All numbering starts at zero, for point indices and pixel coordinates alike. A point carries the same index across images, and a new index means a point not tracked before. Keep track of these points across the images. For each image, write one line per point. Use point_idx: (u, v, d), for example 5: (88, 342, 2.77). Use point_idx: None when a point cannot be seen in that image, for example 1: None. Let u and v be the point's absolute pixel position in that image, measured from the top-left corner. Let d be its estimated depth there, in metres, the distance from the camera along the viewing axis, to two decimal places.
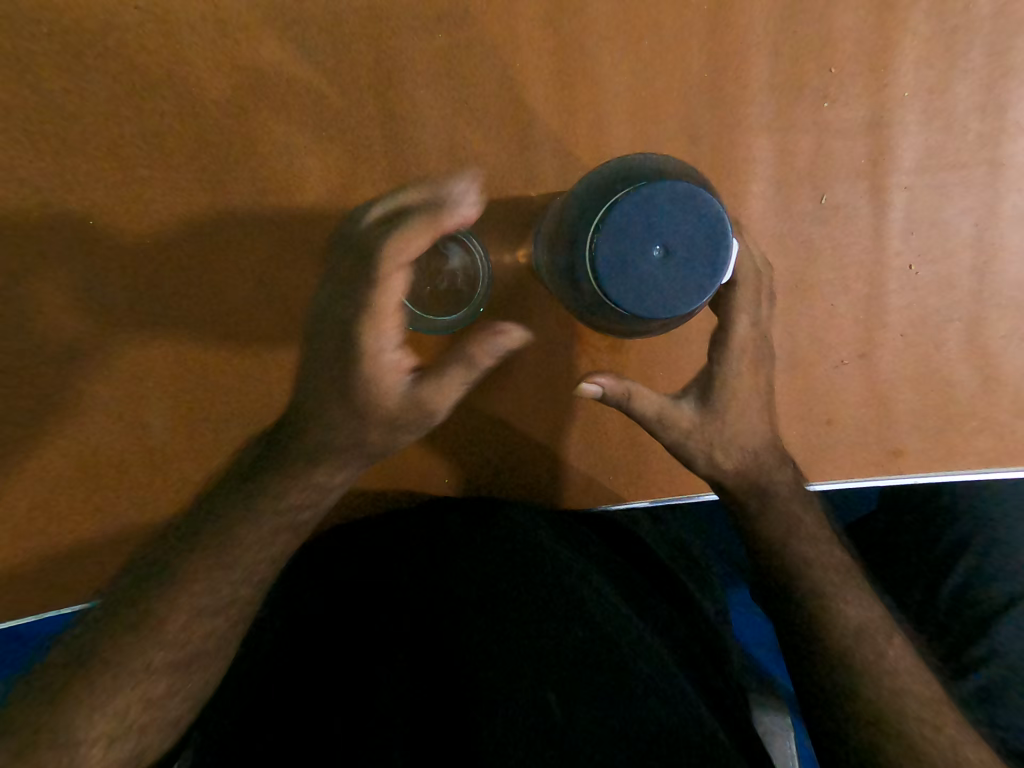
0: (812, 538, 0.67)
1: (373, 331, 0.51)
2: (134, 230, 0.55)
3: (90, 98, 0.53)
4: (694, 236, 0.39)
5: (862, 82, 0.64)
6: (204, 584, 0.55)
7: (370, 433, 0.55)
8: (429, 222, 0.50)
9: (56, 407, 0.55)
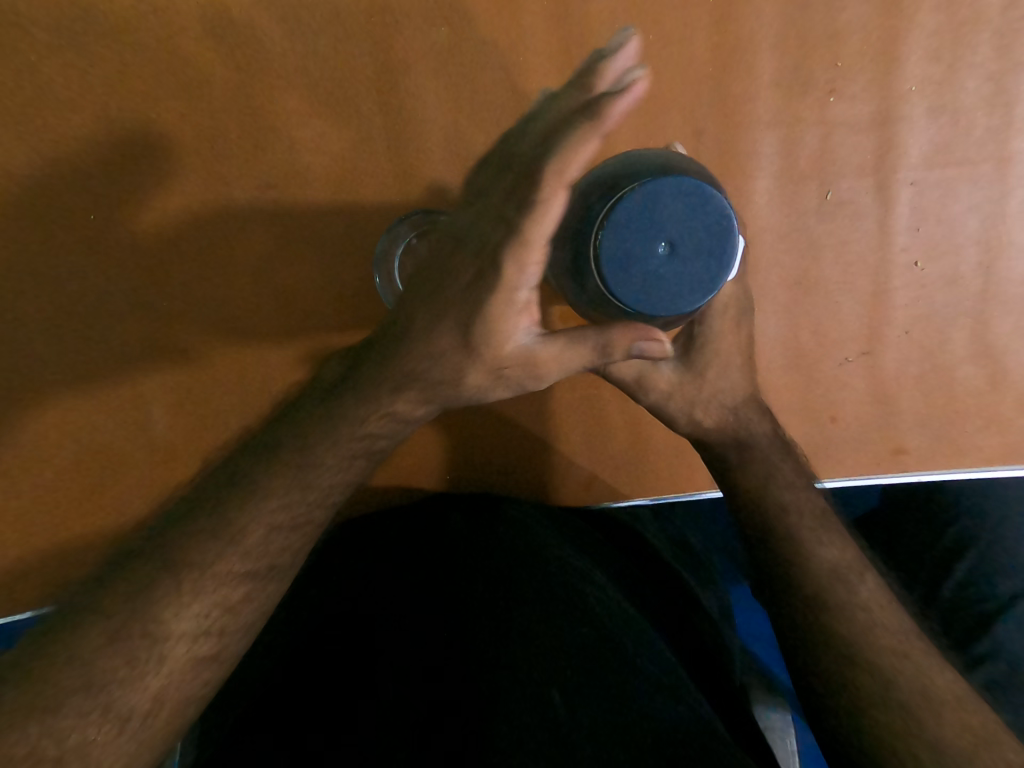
0: (795, 480, 0.62)
1: (515, 269, 0.42)
2: (135, 224, 0.56)
3: (93, 96, 0.53)
4: (698, 231, 0.39)
5: (869, 76, 0.63)
6: (283, 503, 0.48)
7: (461, 385, 0.48)
8: (592, 122, 0.37)
9: (61, 398, 0.57)
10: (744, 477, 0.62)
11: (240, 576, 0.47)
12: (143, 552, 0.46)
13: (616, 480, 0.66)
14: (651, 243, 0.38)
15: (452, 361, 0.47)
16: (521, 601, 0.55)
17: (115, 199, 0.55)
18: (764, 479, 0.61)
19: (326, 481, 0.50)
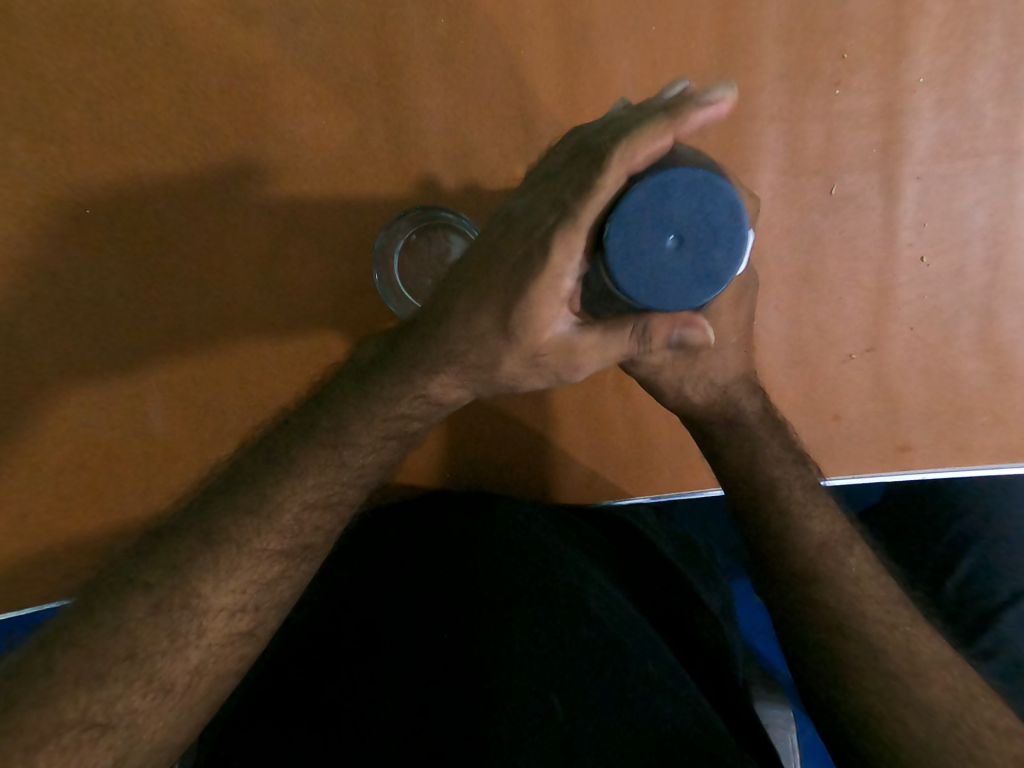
0: (785, 452, 0.63)
1: (567, 254, 0.41)
2: (132, 214, 0.53)
3: (84, 84, 0.51)
4: (707, 221, 0.38)
5: (876, 67, 0.62)
6: (317, 482, 0.50)
7: (496, 371, 0.48)
8: (668, 120, 0.40)
9: (55, 395, 0.54)
10: (731, 455, 0.63)
11: (275, 554, 0.48)
12: (180, 527, 0.47)
13: (619, 478, 0.66)
14: (659, 235, 0.38)
15: (490, 344, 0.46)
16: (523, 599, 0.55)
17: (107, 190, 0.53)
18: (752, 455, 0.63)
19: (359, 460, 0.51)
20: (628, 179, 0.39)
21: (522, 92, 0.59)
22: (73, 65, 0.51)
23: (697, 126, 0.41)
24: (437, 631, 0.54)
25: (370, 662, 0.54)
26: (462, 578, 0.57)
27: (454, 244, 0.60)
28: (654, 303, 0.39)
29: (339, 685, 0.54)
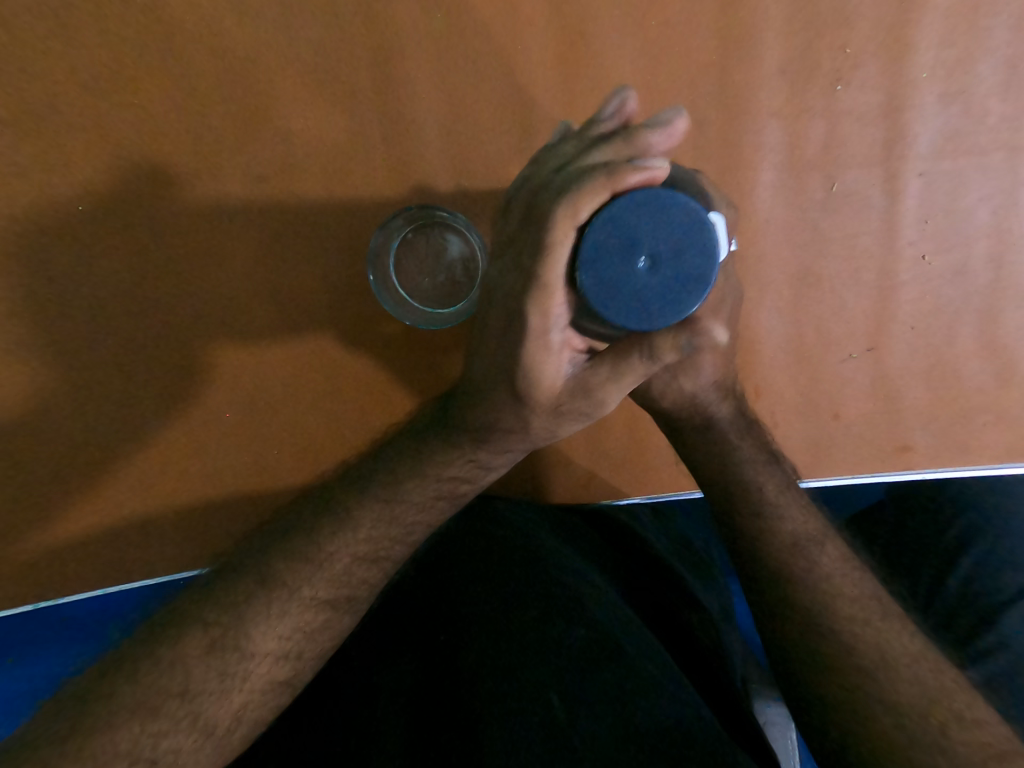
0: (758, 450, 0.64)
1: (542, 314, 0.41)
2: (127, 214, 0.53)
3: (79, 83, 0.51)
4: (675, 238, 0.37)
5: (878, 62, 0.61)
6: (367, 537, 0.52)
7: (519, 437, 0.51)
8: (606, 175, 0.37)
9: (49, 395, 0.54)
10: (703, 456, 0.64)
11: (321, 603, 0.51)
12: (234, 569, 0.50)
13: (615, 478, 0.66)
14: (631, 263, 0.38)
15: (516, 412, 0.49)
16: (526, 605, 0.55)
17: (104, 188, 0.52)
18: (727, 457, 0.64)
19: (410, 521, 0.54)
20: (576, 232, 0.38)
21: (518, 89, 0.58)
22: (66, 61, 0.51)
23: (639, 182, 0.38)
24: (437, 638, 0.55)
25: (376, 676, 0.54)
26: (460, 586, 0.58)
27: (451, 243, 0.60)
28: (645, 326, 0.39)
29: (351, 693, 0.54)
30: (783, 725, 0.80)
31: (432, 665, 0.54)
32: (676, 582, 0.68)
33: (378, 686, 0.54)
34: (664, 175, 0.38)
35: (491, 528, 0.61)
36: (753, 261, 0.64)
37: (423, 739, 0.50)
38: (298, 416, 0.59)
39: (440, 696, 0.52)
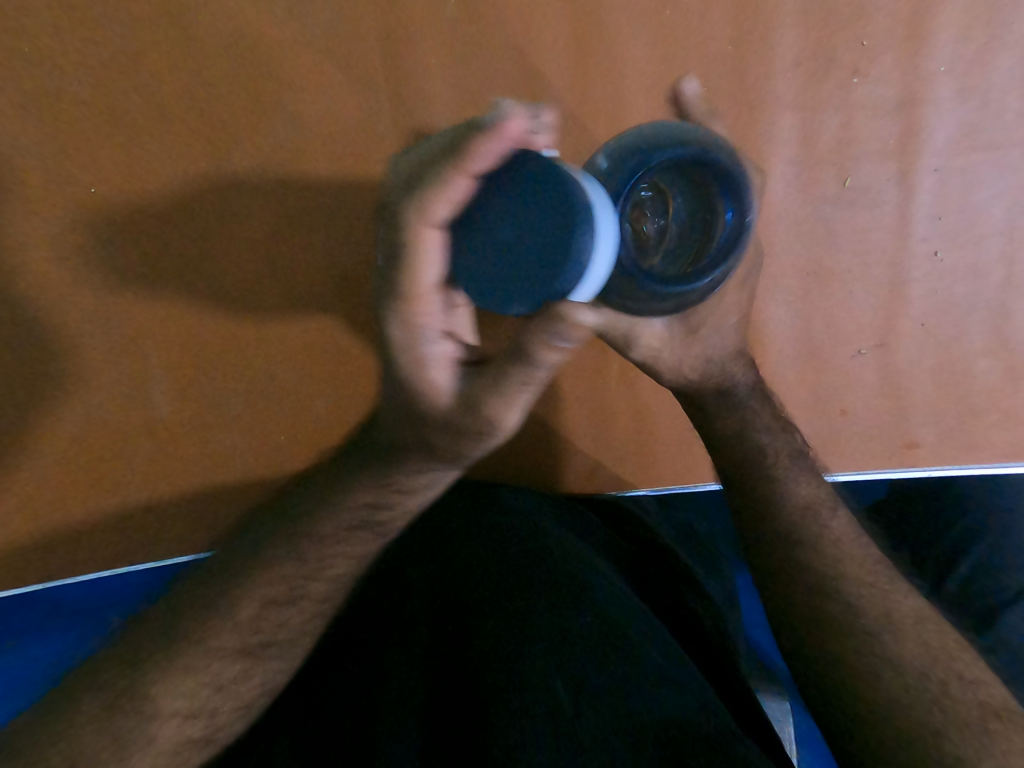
0: (775, 422, 0.63)
1: (410, 323, 0.40)
2: (133, 197, 0.53)
3: (86, 59, 0.50)
4: (542, 208, 0.37)
5: (895, 56, 0.61)
6: (282, 578, 0.50)
7: (461, 439, 0.44)
8: (417, 213, 0.38)
9: (51, 379, 0.54)
10: (726, 432, 0.63)
11: (233, 653, 0.48)
12: (149, 619, 0.49)
13: (620, 468, 0.67)
14: (487, 229, 0.38)
15: (452, 430, 0.43)
16: (509, 592, 0.55)
17: (111, 170, 0.52)
18: (748, 428, 0.62)
19: (326, 556, 0.51)
20: (433, 232, 0.38)
21: (533, 79, 0.58)
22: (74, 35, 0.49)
23: (490, 155, 0.37)
24: (432, 637, 0.54)
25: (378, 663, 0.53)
26: (457, 586, 0.57)
27: None
28: (516, 302, 0.38)
29: (348, 691, 0.53)
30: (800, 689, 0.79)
31: (423, 651, 0.53)
32: (674, 565, 0.68)
33: (369, 673, 0.53)
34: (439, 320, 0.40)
35: (494, 513, 0.61)
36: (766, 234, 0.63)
37: (420, 726, 0.49)
38: (307, 403, 0.61)
39: (439, 695, 0.51)
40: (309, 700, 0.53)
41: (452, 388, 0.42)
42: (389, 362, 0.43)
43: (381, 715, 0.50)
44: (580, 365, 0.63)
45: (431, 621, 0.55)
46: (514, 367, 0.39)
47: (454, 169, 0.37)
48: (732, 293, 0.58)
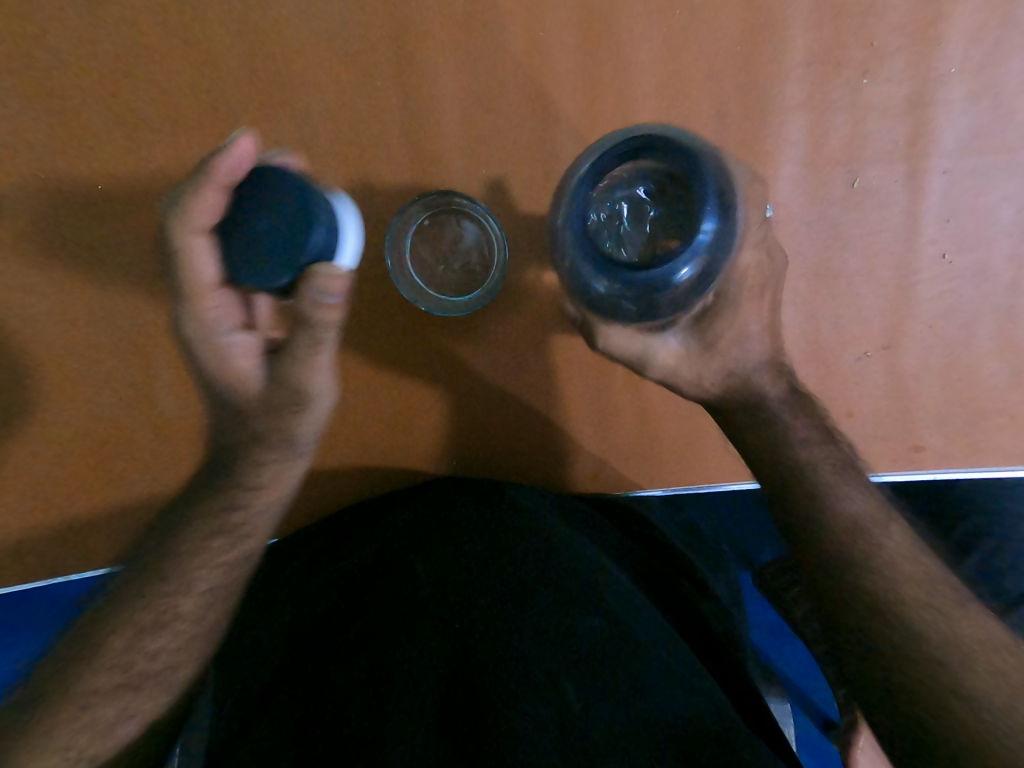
0: (814, 430, 0.62)
1: (200, 316, 0.50)
2: (158, 207, 0.58)
3: (127, 82, 0.57)
4: (290, 208, 0.44)
5: (905, 56, 0.60)
6: (145, 608, 0.52)
7: (281, 416, 0.53)
8: (184, 227, 0.46)
9: (79, 373, 0.59)
10: (757, 444, 0.62)
11: (110, 691, 0.50)
12: (30, 685, 0.51)
13: (625, 469, 0.66)
14: (245, 225, 0.44)
15: (262, 405, 0.52)
16: (517, 593, 0.54)
17: (140, 179, 0.58)
18: (782, 439, 0.61)
19: (186, 576, 0.53)
20: (201, 237, 0.46)
21: (540, 81, 0.59)
22: (113, 64, 0.57)
23: (233, 168, 0.45)
24: (439, 630, 0.53)
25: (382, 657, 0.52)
26: (468, 579, 0.55)
27: (468, 230, 0.61)
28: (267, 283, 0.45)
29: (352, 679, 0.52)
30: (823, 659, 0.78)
31: (431, 651, 0.52)
32: (680, 564, 0.68)
33: (375, 671, 0.52)
34: (218, 306, 0.50)
35: (505, 507, 0.60)
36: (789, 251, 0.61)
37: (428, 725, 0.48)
38: None
39: (445, 689, 0.50)
40: (312, 696, 0.52)
41: (260, 372, 0.52)
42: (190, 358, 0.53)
43: (384, 705, 0.49)
44: (585, 365, 0.63)
45: (438, 612, 0.54)
46: (301, 338, 0.50)
47: (206, 185, 0.45)
48: (752, 302, 0.59)
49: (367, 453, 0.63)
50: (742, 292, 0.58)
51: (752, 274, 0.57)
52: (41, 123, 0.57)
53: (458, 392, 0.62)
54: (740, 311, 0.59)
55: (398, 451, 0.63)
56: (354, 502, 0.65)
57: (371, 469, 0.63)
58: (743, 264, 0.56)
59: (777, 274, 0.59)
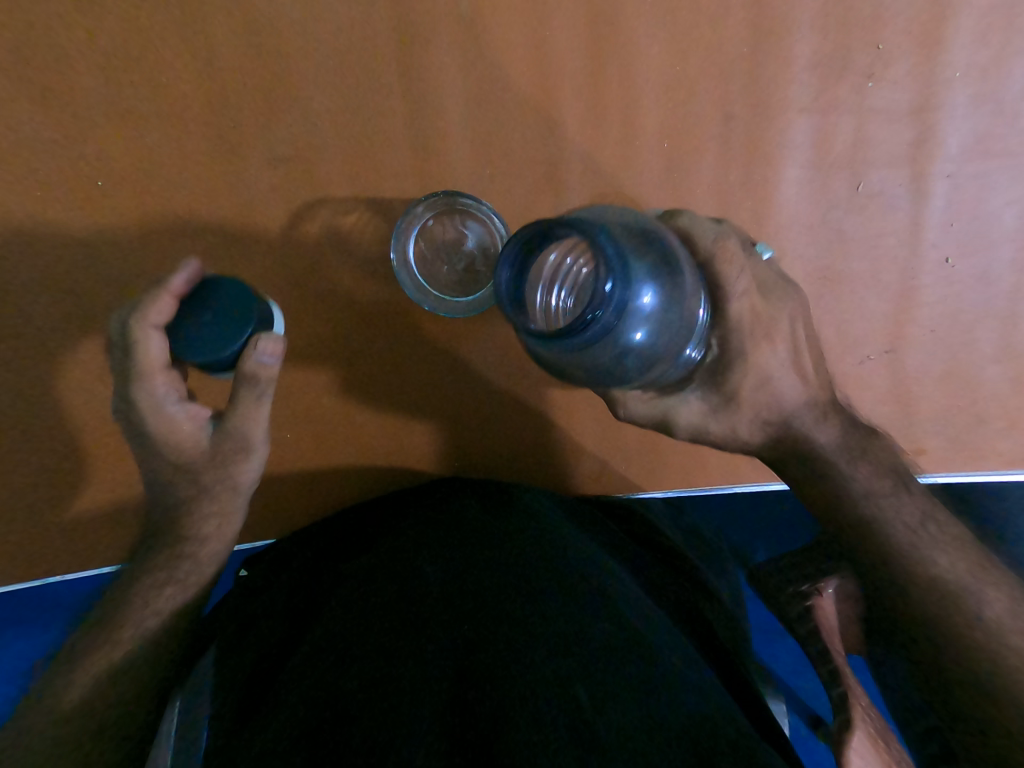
0: (879, 473, 0.54)
1: (149, 397, 0.49)
2: (150, 200, 0.55)
3: (116, 69, 0.53)
4: (240, 301, 0.47)
5: (910, 61, 0.60)
6: (95, 661, 0.52)
7: (225, 467, 0.53)
8: (139, 322, 0.47)
9: (66, 376, 0.56)
10: (817, 497, 0.55)
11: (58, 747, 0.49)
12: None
13: (627, 468, 0.67)
14: (197, 318, 0.47)
15: (206, 463, 0.52)
16: (533, 587, 0.49)
17: (128, 172, 0.54)
18: (841, 484, 0.54)
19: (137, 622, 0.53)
20: (156, 330, 0.48)
21: (546, 82, 0.59)
22: (100, 41, 0.53)
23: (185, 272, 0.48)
24: (429, 617, 0.47)
25: (366, 638, 0.47)
26: (466, 570, 0.51)
27: (471, 232, 0.60)
28: (216, 361, 0.47)
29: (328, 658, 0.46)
30: (815, 658, 0.68)
31: (440, 642, 0.46)
32: (689, 570, 0.65)
33: (375, 667, 0.45)
34: (173, 389, 0.50)
35: (510, 510, 0.57)
36: (796, 291, 0.54)
37: (435, 723, 0.41)
38: (314, 399, 0.60)
39: (436, 676, 0.44)
40: (300, 702, 0.43)
41: (205, 434, 0.52)
42: (131, 428, 0.52)
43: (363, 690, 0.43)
44: None
45: (431, 598, 0.49)
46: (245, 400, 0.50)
47: (159, 293, 0.47)
48: (763, 347, 0.51)
49: (370, 452, 0.63)
50: (752, 333, 0.50)
51: (750, 319, 0.50)
52: (22, 103, 0.53)
53: (462, 393, 0.63)
54: (756, 358, 0.51)
55: (400, 451, 0.63)
56: (358, 506, 0.63)
57: (375, 468, 0.64)
58: (734, 313, 0.50)
59: (780, 316, 0.52)
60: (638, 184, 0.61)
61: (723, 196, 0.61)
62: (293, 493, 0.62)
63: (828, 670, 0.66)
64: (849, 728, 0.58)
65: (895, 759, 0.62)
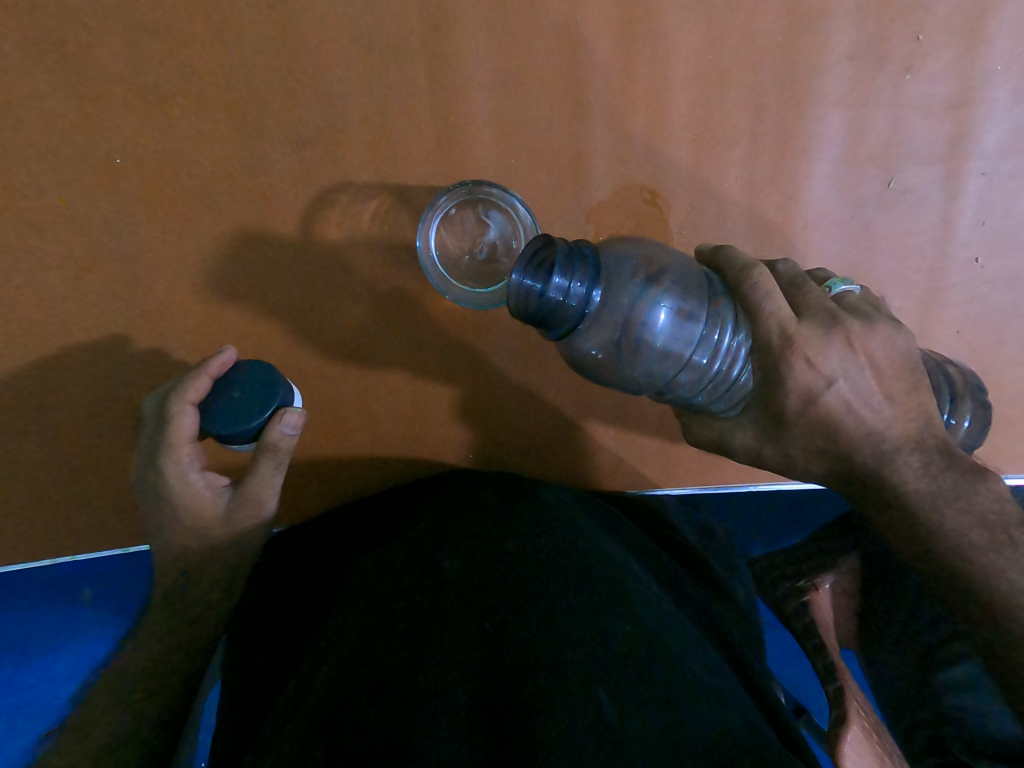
0: (973, 526, 0.46)
1: (173, 467, 0.50)
2: (164, 179, 0.53)
3: (129, 38, 0.51)
4: (266, 381, 0.50)
5: (950, 53, 0.58)
6: (115, 688, 0.49)
7: (236, 529, 0.52)
8: (177, 397, 0.50)
9: (76, 358, 0.55)
10: (892, 535, 0.50)
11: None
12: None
13: (642, 463, 0.67)
14: (229, 393, 0.50)
15: (215, 525, 0.51)
16: (552, 585, 0.48)
17: (143, 148, 0.53)
18: (921, 528, 0.48)
19: (157, 640, 0.51)
20: (193, 406, 0.50)
21: (575, 67, 0.57)
22: (115, 10, 0.51)
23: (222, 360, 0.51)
24: (447, 618, 0.46)
25: (383, 636, 0.46)
26: (486, 567, 0.50)
27: (493, 221, 0.60)
28: (241, 433, 0.49)
29: (342, 660, 0.45)
30: (813, 655, 0.64)
31: (463, 641, 0.45)
32: (706, 572, 0.64)
33: (393, 670, 0.44)
34: (199, 464, 0.51)
35: (528, 507, 0.56)
36: (849, 316, 0.47)
37: (460, 720, 0.40)
38: (331, 389, 0.60)
39: (455, 677, 0.43)
40: (324, 693, 0.43)
41: (222, 501, 0.52)
42: (150, 496, 0.52)
43: (381, 693, 0.42)
44: None
45: (449, 598, 0.48)
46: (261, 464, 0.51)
47: (198, 372, 0.50)
48: (801, 369, 0.45)
49: (383, 442, 0.63)
50: (785, 355, 0.45)
51: (781, 343, 0.45)
52: (32, 69, 0.50)
53: (480, 384, 0.62)
54: (792, 382, 0.46)
55: (418, 441, 0.63)
56: (383, 500, 0.62)
57: (393, 458, 0.63)
58: (761, 333, 0.46)
59: (824, 340, 0.45)
60: (664, 175, 0.59)
61: (750, 189, 0.60)
62: (308, 481, 0.62)
63: (824, 664, 0.61)
64: (845, 723, 0.55)
65: (888, 754, 0.56)
